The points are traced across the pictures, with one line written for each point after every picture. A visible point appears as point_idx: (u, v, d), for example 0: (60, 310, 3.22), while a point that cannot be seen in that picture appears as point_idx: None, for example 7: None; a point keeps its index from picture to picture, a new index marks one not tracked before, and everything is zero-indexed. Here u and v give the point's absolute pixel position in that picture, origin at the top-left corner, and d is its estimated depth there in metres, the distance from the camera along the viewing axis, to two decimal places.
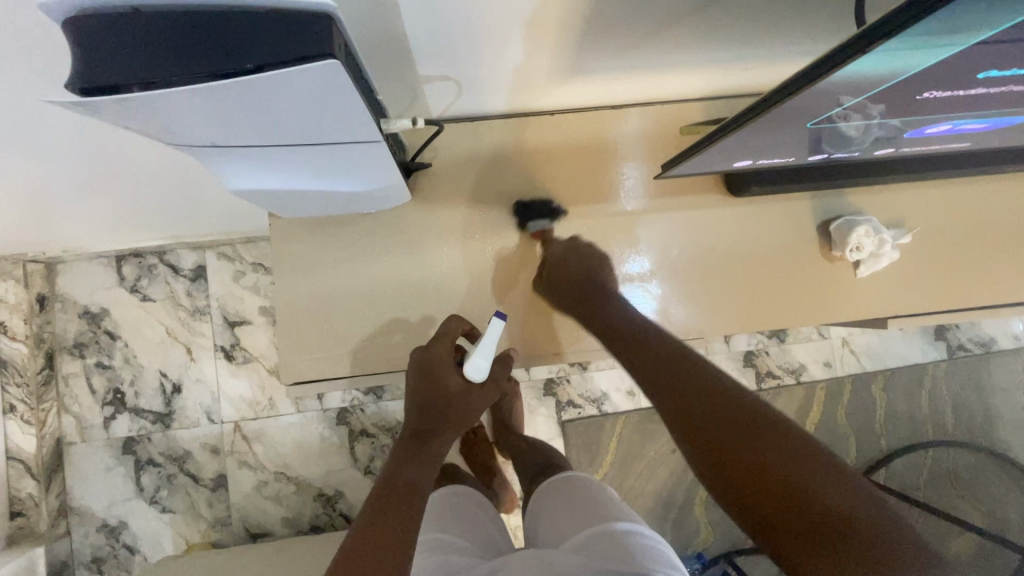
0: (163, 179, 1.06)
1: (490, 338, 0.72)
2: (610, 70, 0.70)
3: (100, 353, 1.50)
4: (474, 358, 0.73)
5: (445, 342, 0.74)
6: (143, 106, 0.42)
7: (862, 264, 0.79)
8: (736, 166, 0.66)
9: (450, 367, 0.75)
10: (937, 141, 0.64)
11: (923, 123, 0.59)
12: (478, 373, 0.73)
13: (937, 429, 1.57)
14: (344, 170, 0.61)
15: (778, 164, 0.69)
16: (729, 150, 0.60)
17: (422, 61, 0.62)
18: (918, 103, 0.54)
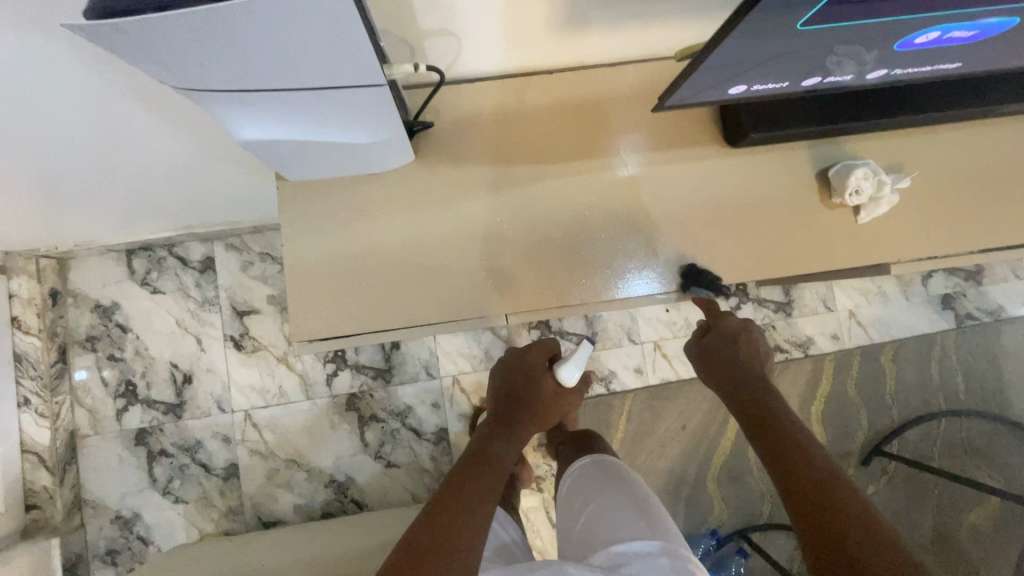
0: (171, 170, 1.09)
1: (582, 356, 0.94)
2: (606, 22, 0.72)
3: (111, 346, 1.52)
4: (570, 367, 0.95)
5: (539, 350, 1.05)
6: (151, 32, 0.43)
7: (863, 209, 0.80)
8: (729, 94, 0.65)
9: (543, 371, 1.01)
10: (927, 57, 0.64)
11: (914, 34, 0.58)
12: (568, 378, 0.95)
13: (949, 398, 1.56)
14: (350, 118, 0.63)
15: (771, 92, 0.67)
16: (725, 75, 0.61)
17: (422, 13, 0.63)
18: (910, 15, 0.54)
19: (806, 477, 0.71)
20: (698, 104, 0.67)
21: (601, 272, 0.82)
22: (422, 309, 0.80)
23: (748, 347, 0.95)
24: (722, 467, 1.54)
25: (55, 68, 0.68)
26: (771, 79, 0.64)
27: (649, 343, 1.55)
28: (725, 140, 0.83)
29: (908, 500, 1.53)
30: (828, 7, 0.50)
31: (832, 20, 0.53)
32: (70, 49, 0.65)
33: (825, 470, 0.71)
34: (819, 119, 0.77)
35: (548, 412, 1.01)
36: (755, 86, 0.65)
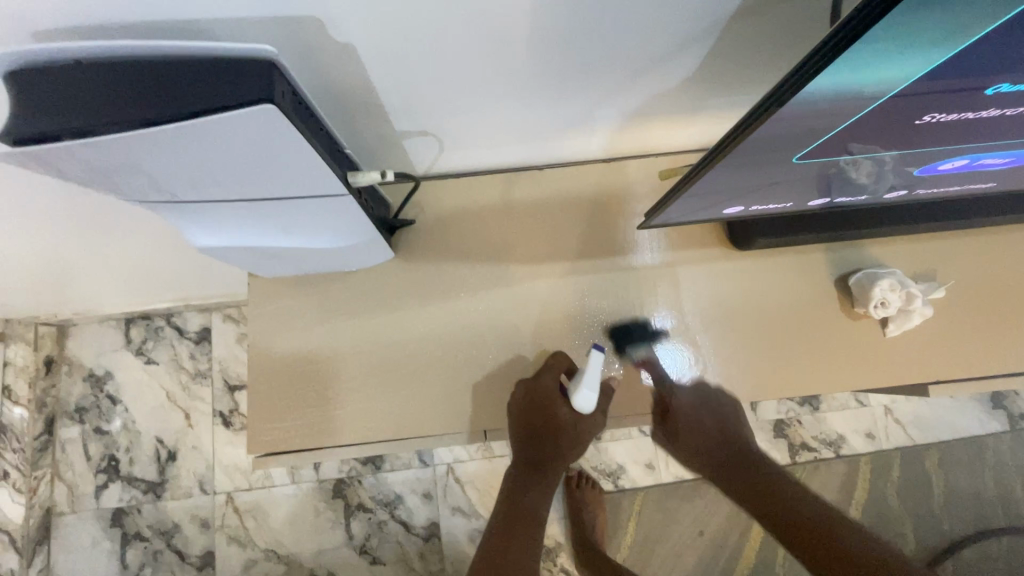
0: (165, 251, 1.07)
1: (592, 372, 0.69)
2: (596, 121, 0.68)
3: (99, 417, 1.48)
4: (580, 391, 0.69)
5: (550, 375, 0.72)
6: (85, 155, 0.41)
7: (891, 322, 0.71)
8: (726, 212, 0.60)
9: (557, 398, 0.72)
10: (954, 176, 0.57)
11: (930, 160, 0.52)
12: (587, 405, 0.70)
13: (1008, 512, 1.37)
14: (312, 227, 0.59)
15: (774, 211, 0.62)
16: (719, 198, 0.56)
17: (396, 115, 0.60)
18: (939, 141, 0.48)
19: None
20: (692, 221, 0.63)
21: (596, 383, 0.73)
22: (393, 422, 0.71)
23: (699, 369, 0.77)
24: None
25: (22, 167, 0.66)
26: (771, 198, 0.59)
27: None
28: (731, 242, 0.76)
29: None
30: (830, 138, 0.45)
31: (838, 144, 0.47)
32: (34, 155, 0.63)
33: None
34: (837, 226, 0.70)
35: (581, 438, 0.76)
36: (754, 206, 0.61)
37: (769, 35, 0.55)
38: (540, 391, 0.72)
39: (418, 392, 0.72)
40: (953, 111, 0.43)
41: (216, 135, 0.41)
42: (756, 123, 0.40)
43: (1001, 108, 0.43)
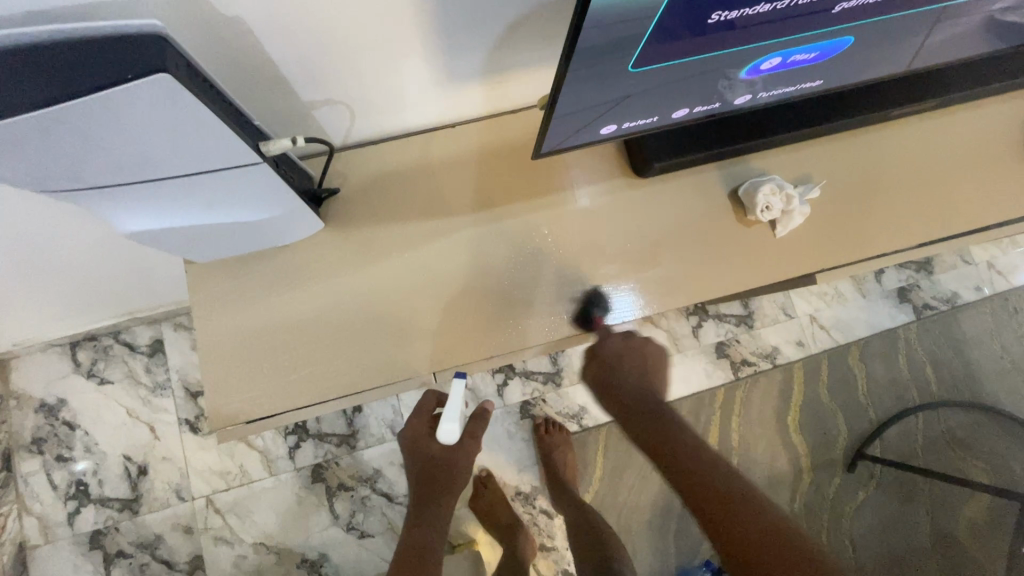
0: (98, 263, 1.06)
1: (455, 406, 0.83)
2: (493, 73, 0.73)
3: (60, 445, 1.45)
4: (443, 424, 0.85)
5: (422, 417, 0.91)
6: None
7: (778, 223, 0.81)
8: (602, 132, 0.67)
9: (428, 436, 0.89)
10: (792, 74, 0.66)
11: (748, 61, 0.60)
12: (452, 435, 0.85)
13: (922, 391, 1.55)
14: (237, 200, 0.62)
15: (653, 127, 0.69)
16: (592, 119, 0.63)
17: (302, 85, 0.63)
18: (754, 37, 0.55)
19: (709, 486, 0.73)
20: (572, 148, 0.69)
21: (534, 313, 0.80)
22: (348, 378, 0.76)
23: (635, 361, 0.88)
24: None
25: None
26: (644, 115, 0.66)
27: None
28: (634, 172, 0.83)
29: (899, 503, 1.49)
30: (649, 42, 0.52)
31: (670, 53, 0.54)
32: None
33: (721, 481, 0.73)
34: (720, 142, 0.78)
35: (457, 473, 0.88)
36: (624, 124, 0.68)
37: None
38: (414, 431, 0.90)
39: (366, 348, 0.77)
40: (734, 8, 0.50)
41: (119, 107, 0.44)
42: (579, 32, 0.47)
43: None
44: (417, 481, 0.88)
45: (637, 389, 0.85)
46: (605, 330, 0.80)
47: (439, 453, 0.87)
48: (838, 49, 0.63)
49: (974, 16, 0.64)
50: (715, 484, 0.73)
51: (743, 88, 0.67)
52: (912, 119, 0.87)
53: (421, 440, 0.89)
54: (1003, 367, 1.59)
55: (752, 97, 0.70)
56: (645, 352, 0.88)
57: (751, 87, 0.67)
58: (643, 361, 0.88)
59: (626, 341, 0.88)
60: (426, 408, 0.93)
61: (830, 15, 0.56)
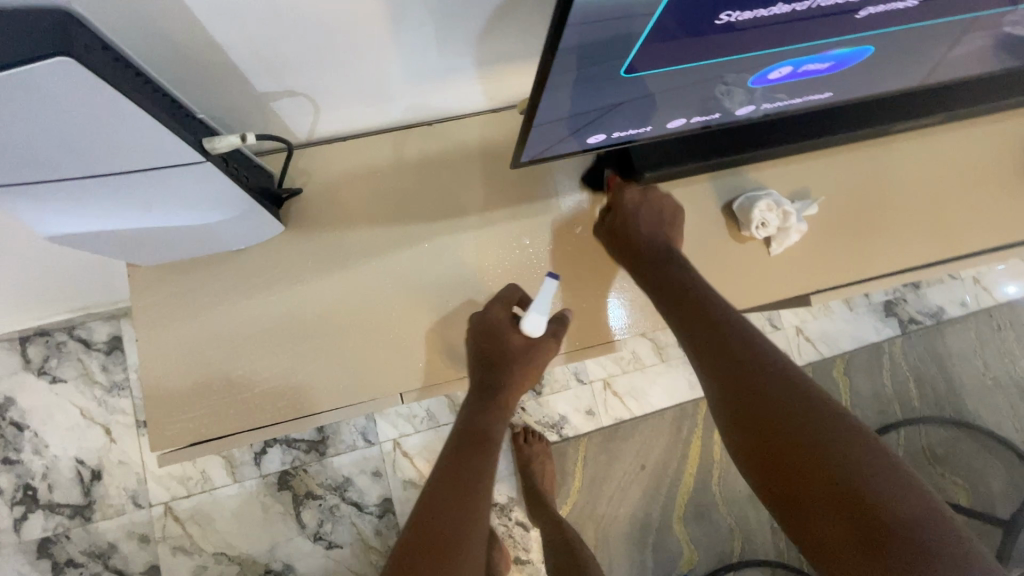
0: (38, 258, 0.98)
1: (547, 295, 0.69)
2: (472, 68, 0.67)
3: (6, 447, 1.36)
4: (532, 315, 0.69)
5: (503, 305, 0.72)
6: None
7: (773, 240, 0.76)
8: (590, 141, 0.62)
9: (507, 326, 0.71)
10: (796, 84, 0.62)
11: (754, 69, 0.56)
12: (536, 330, 0.70)
13: (905, 406, 1.53)
14: (177, 202, 0.55)
15: (643, 136, 0.65)
16: (577, 126, 0.58)
17: (255, 74, 0.57)
18: (756, 43, 0.50)
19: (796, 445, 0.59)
20: (557, 157, 0.64)
21: None
22: (307, 396, 0.70)
23: (653, 216, 0.75)
24: (687, 505, 1.46)
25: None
26: (634, 124, 0.62)
27: (598, 382, 1.48)
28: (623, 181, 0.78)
29: None
30: (648, 45, 0.46)
31: (664, 57, 0.49)
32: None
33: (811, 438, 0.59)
34: (714, 154, 0.73)
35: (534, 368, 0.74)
36: (616, 133, 0.63)
37: None
38: (489, 321, 0.71)
39: (326, 365, 0.71)
40: (747, 10, 0.44)
41: (7, 97, 0.37)
42: (563, 30, 0.41)
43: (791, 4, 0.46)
44: (484, 365, 0.73)
45: (651, 237, 0.74)
46: (627, 189, 0.76)
47: (516, 347, 0.72)
48: (852, 59, 0.58)
49: (992, 28, 0.59)
50: (806, 452, 0.58)
51: (741, 95, 0.62)
52: (913, 133, 0.83)
53: (501, 330, 0.70)
54: (984, 383, 1.58)
55: (749, 107, 0.66)
56: (663, 206, 0.75)
57: (750, 95, 0.62)
58: (661, 213, 0.75)
59: (641, 198, 0.76)
60: (510, 297, 0.72)
61: (856, 20, 0.50)
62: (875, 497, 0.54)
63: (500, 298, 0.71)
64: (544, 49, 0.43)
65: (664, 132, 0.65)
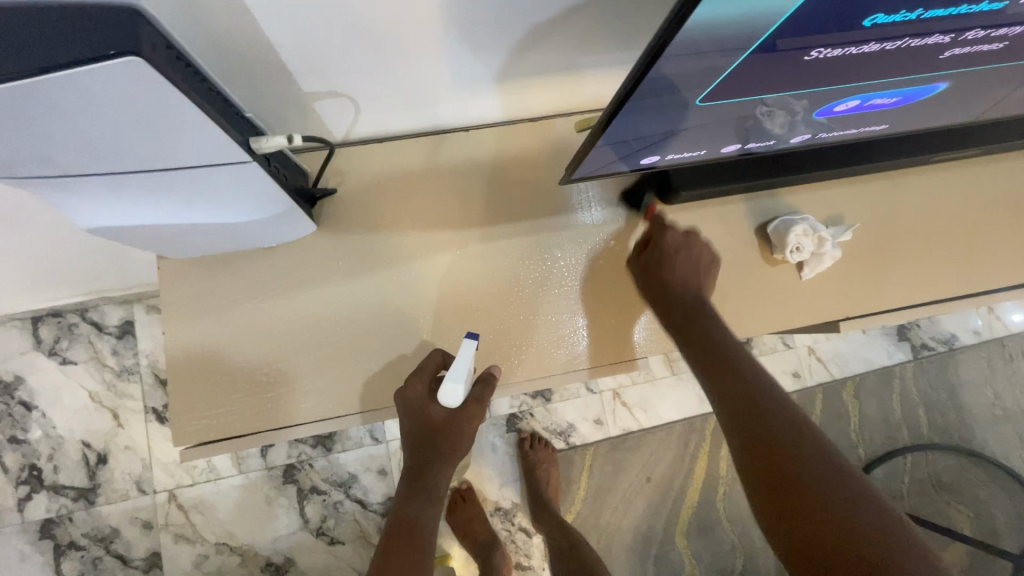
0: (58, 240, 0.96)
1: (463, 361, 0.64)
2: (514, 78, 0.67)
3: (13, 426, 1.36)
4: (447, 385, 0.65)
5: (421, 377, 0.68)
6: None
7: (806, 265, 0.76)
8: (643, 162, 0.63)
9: (428, 402, 0.67)
10: (853, 116, 0.62)
11: (819, 105, 0.57)
12: (454, 400, 0.65)
13: (913, 432, 1.53)
14: (219, 200, 0.55)
15: (690, 157, 0.64)
16: (632, 144, 0.57)
17: (303, 75, 0.56)
18: (832, 79, 0.51)
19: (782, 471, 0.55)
20: (605, 174, 0.64)
21: (537, 343, 0.74)
22: (332, 398, 0.69)
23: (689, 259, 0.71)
24: (690, 520, 1.45)
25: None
26: (687, 147, 0.62)
27: (607, 392, 1.47)
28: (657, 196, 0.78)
29: None
30: (731, 75, 0.47)
31: (740, 87, 0.49)
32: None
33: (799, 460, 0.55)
34: (753, 175, 0.73)
35: (459, 444, 0.70)
36: (669, 154, 0.64)
37: None
38: (410, 398, 0.67)
39: (352, 369, 0.70)
40: (839, 47, 0.45)
41: (84, 89, 0.37)
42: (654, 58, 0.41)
43: (880, 43, 0.46)
44: (410, 446, 0.70)
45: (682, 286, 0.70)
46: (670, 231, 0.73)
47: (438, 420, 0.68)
48: (918, 95, 0.59)
49: None
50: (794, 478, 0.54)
51: (781, 116, 0.59)
52: (948, 164, 0.83)
53: (421, 406, 0.67)
54: (993, 412, 1.58)
55: (798, 135, 0.65)
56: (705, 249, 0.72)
57: (791, 115, 0.59)
58: (697, 261, 0.71)
59: (684, 240, 0.72)
60: (428, 368, 0.68)
61: (938, 59, 0.51)
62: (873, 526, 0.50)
63: (417, 370, 0.67)
64: (632, 69, 0.42)
65: (710, 153, 0.65)
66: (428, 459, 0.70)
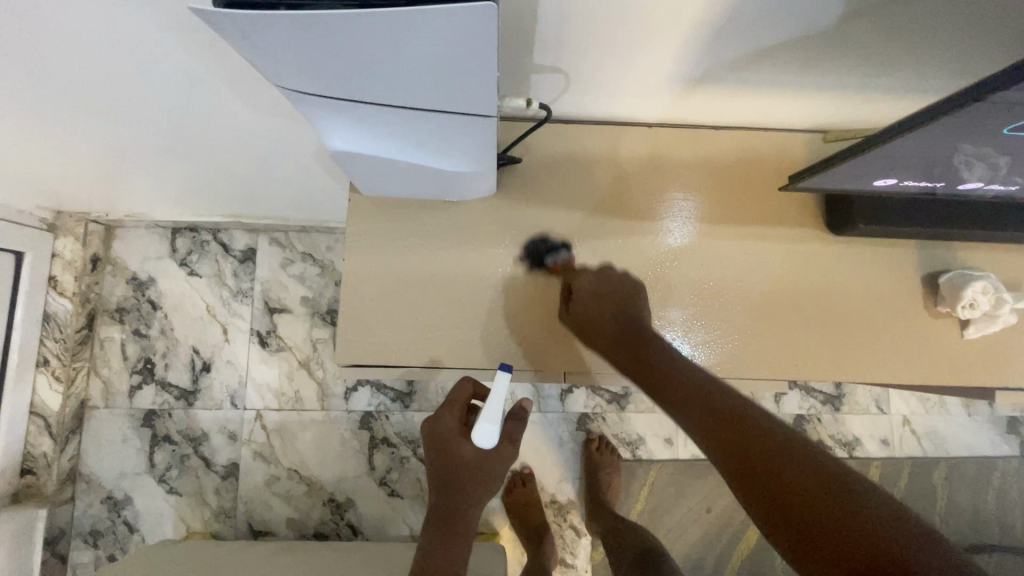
0: (261, 160, 1.03)
1: (494, 404, 0.68)
2: (721, 86, 0.68)
3: (139, 320, 1.50)
4: (479, 424, 0.69)
5: (454, 412, 0.73)
6: (277, 23, 0.39)
7: (972, 324, 0.73)
8: (877, 184, 0.64)
9: (458, 438, 0.72)
10: None
11: None
12: (488, 439, 0.69)
13: (1004, 531, 1.43)
14: (447, 146, 0.59)
15: (916, 187, 0.64)
16: (867, 154, 0.57)
17: (542, 48, 0.60)
18: None
19: (772, 472, 0.55)
20: (824, 188, 0.66)
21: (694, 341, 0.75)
22: (478, 352, 0.74)
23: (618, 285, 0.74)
24: (743, 562, 1.42)
25: (177, 47, 0.66)
26: (925, 176, 0.62)
27: None
28: (826, 225, 0.77)
29: None
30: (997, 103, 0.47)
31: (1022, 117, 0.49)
32: (191, 32, 0.63)
33: (789, 468, 0.55)
34: (947, 222, 0.71)
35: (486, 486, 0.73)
36: (907, 180, 0.64)
37: (924, 17, 0.55)
38: (442, 431, 0.72)
39: (503, 329, 0.74)
40: None
41: (423, 29, 0.40)
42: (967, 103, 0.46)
43: None
44: (439, 482, 0.74)
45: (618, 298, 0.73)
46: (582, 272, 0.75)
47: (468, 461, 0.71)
48: None
49: None
50: (784, 479, 0.54)
51: (983, 170, 0.61)
52: None
53: (452, 440, 0.72)
54: None
55: None
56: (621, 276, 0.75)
57: (993, 172, 0.61)
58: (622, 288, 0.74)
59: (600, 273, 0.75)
60: (458, 400, 0.74)
61: None
62: (878, 521, 0.49)
63: (451, 403, 0.73)
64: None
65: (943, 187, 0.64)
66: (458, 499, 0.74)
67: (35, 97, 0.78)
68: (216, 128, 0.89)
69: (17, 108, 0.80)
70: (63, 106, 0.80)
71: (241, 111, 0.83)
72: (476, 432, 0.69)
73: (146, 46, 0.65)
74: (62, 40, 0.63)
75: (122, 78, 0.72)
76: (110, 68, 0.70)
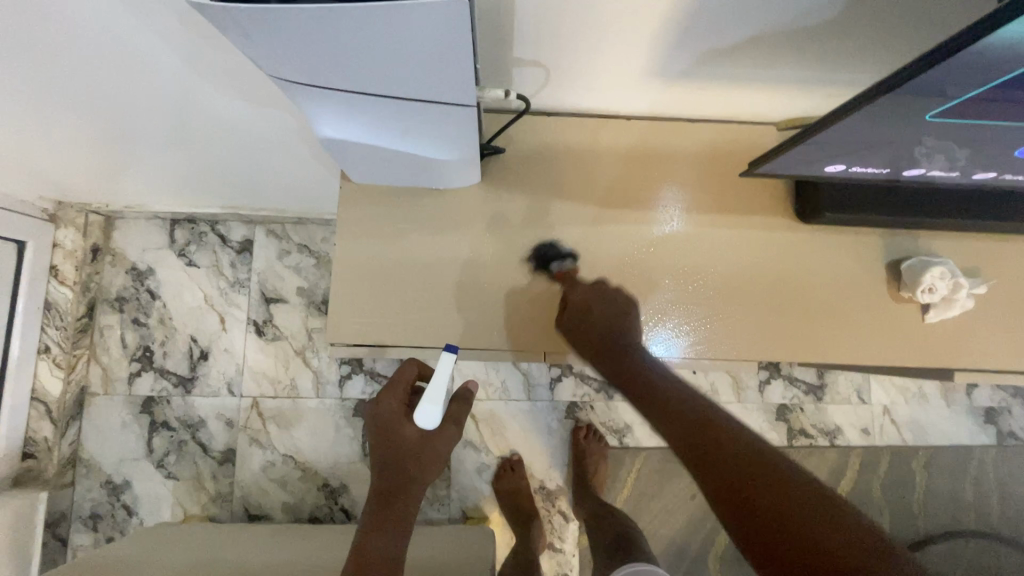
0: (257, 152, 1.06)
1: (437, 386, 0.70)
2: (694, 80, 0.72)
3: (138, 309, 1.54)
4: (421, 405, 0.71)
5: (395, 394, 0.75)
6: (270, 16, 0.42)
7: (932, 308, 0.77)
8: (826, 170, 0.67)
9: (400, 419, 0.72)
10: None
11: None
12: (430, 419, 0.71)
13: (980, 518, 1.47)
14: (429, 134, 0.63)
15: (867, 174, 0.67)
16: (825, 142, 0.61)
17: (522, 42, 0.63)
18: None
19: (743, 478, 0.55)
20: (784, 176, 0.69)
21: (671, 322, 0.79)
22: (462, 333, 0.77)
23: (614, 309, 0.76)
24: (726, 546, 1.46)
25: (175, 41, 0.69)
26: (871, 163, 0.65)
27: None
28: (795, 213, 0.81)
29: None
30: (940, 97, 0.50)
31: (963, 109, 0.53)
32: (189, 26, 0.66)
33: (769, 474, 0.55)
34: (905, 211, 0.75)
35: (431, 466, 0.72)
36: (854, 167, 0.67)
37: (878, 16, 0.59)
38: (383, 413, 0.73)
39: (486, 312, 0.78)
40: None
41: (403, 23, 0.43)
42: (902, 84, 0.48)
43: None
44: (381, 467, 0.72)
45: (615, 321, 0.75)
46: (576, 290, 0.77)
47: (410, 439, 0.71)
48: None
49: None
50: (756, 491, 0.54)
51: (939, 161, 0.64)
52: None
53: (394, 421, 0.72)
54: None
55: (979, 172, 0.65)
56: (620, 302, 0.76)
57: (949, 164, 0.64)
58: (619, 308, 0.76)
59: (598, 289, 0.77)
60: (402, 380, 0.75)
61: None
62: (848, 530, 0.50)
63: (393, 383, 0.75)
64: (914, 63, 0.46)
65: (886, 172, 0.67)
66: (400, 484, 0.71)
67: (38, 90, 0.81)
68: (213, 120, 0.92)
69: (22, 100, 0.83)
70: (64, 99, 0.83)
71: (238, 103, 0.86)
72: (416, 414, 0.71)
73: (146, 39, 0.68)
74: (66, 34, 0.67)
75: (124, 70, 0.76)
76: (111, 61, 0.73)
